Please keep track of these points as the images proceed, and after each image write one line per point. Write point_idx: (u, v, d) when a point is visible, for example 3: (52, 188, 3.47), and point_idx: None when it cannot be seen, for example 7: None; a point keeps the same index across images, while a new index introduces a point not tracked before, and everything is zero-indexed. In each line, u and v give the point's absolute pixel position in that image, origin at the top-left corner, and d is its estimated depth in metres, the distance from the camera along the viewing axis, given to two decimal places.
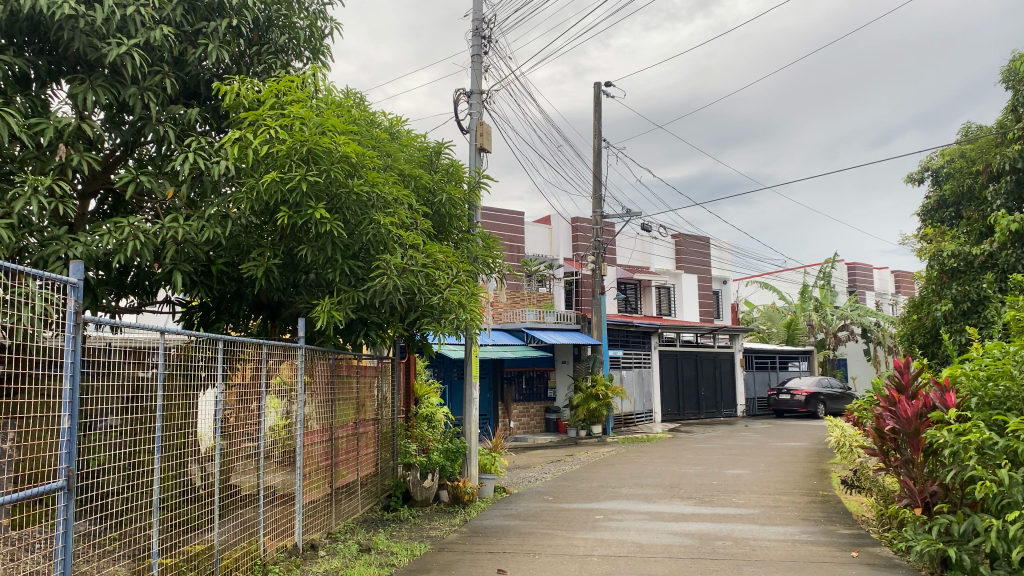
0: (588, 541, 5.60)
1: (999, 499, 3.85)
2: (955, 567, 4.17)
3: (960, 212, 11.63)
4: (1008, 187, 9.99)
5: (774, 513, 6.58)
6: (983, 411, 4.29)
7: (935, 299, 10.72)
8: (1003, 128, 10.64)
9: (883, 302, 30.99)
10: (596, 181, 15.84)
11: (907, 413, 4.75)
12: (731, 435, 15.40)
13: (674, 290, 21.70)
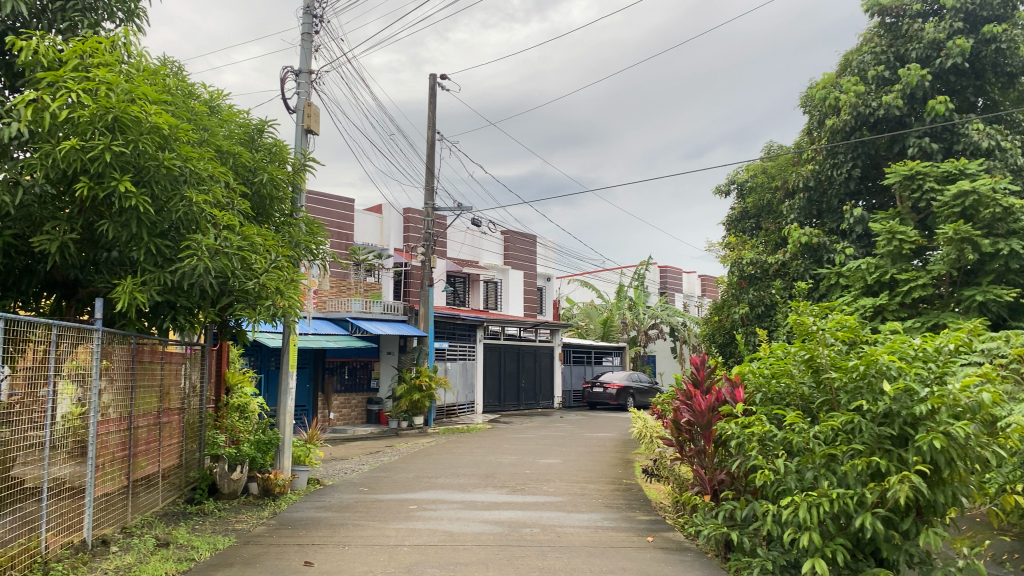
0: (400, 531, 5.60)
1: (775, 487, 4.22)
2: (736, 549, 4.56)
3: (759, 224, 12.66)
4: (800, 204, 11.01)
5: (580, 500, 6.87)
6: (767, 405, 4.66)
7: (734, 303, 11.62)
8: (799, 149, 11.74)
9: (691, 304, 33.14)
10: (427, 172, 15.81)
11: (702, 407, 5.12)
12: (548, 426, 15.94)
13: (502, 285, 22.06)
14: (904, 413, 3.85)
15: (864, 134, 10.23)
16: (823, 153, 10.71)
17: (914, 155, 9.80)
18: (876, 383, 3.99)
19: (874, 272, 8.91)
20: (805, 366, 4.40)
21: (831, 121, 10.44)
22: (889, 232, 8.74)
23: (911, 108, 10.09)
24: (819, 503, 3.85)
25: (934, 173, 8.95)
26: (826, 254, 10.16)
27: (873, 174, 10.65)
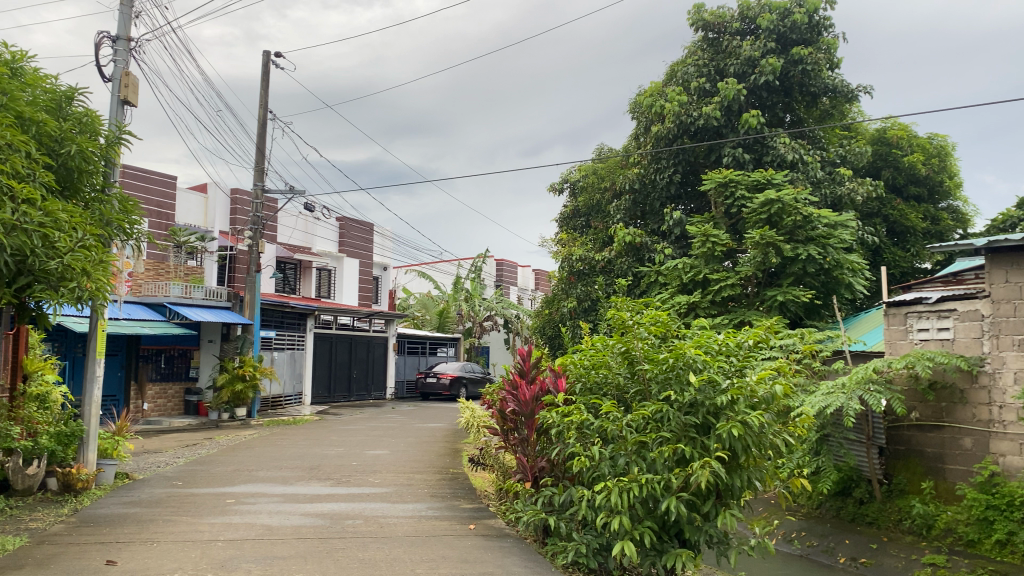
0: (214, 525, 5.39)
1: (591, 473, 4.42)
2: (554, 534, 4.75)
3: (588, 222, 13.15)
4: (626, 205, 11.53)
5: (405, 491, 6.87)
6: (586, 395, 4.85)
7: (564, 297, 11.99)
8: (627, 152, 12.29)
9: (525, 297, 33.87)
10: (257, 153, 15.20)
11: (525, 396, 5.26)
12: (378, 417, 15.79)
13: (334, 273, 21.60)
14: (707, 403, 4.17)
15: (685, 142, 10.85)
16: (648, 158, 11.25)
17: (728, 164, 10.52)
18: (683, 374, 4.27)
19: (689, 272, 9.50)
20: (621, 358, 4.62)
21: (656, 127, 10.99)
22: (703, 234, 9.37)
23: (728, 120, 10.81)
24: (629, 488, 4.07)
25: (745, 181, 9.64)
26: (648, 254, 10.72)
27: (692, 180, 11.32)
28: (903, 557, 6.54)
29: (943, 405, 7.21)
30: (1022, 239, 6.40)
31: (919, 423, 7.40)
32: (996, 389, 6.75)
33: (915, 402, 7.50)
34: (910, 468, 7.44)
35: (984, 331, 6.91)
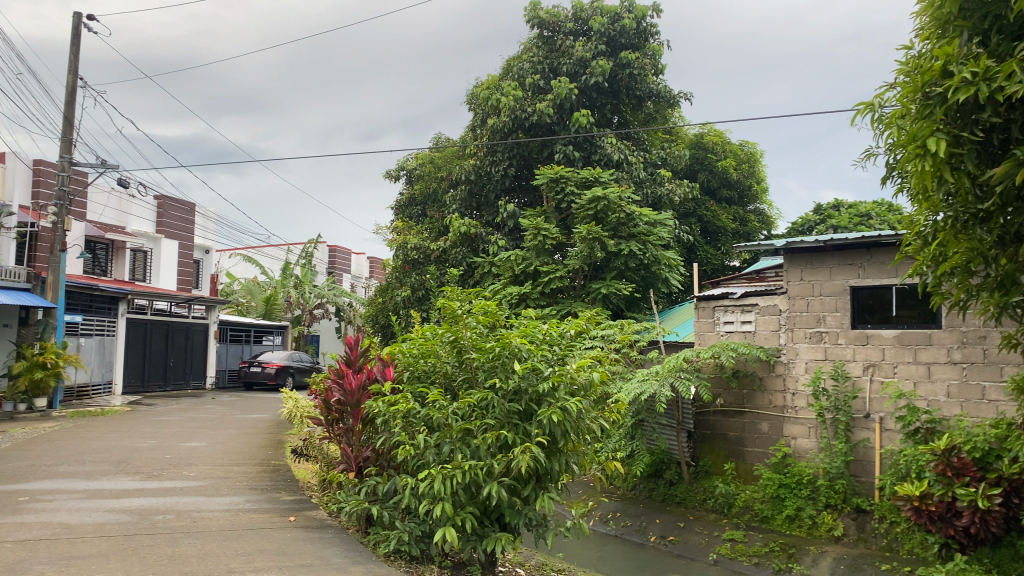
0: (3, 526, 4.93)
1: (415, 461, 4.40)
2: (376, 523, 4.72)
3: (424, 211, 13.13)
4: (462, 196, 11.61)
5: (223, 484, 6.59)
6: (412, 383, 4.78)
7: (397, 286, 11.90)
8: (464, 143, 12.37)
9: (357, 286, 33.32)
10: (65, 122, 14.03)
11: (352, 385, 5.13)
12: (197, 407, 15.03)
13: (151, 255, 20.32)
14: (530, 390, 4.31)
15: (519, 137, 11.07)
16: (484, 150, 11.38)
17: (559, 160, 10.83)
18: (509, 363, 4.38)
19: (520, 263, 9.68)
20: (451, 346, 4.61)
21: (492, 120, 11.14)
22: (535, 228, 9.61)
23: (560, 117, 11.12)
24: (453, 474, 4.11)
25: (574, 178, 9.95)
26: (482, 245, 10.86)
27: (526, 174, 11.55)
28: (706, 534, 6.99)
29: (744, 392, 7.79)
30: (815, 241, 7.02)
31: (724, 409, 7.96)
32: (790, 377, 7.43)
33: (721, 389, 8.04)
34: (715, 451, 8.02)
35: (780, 324, 7.54)
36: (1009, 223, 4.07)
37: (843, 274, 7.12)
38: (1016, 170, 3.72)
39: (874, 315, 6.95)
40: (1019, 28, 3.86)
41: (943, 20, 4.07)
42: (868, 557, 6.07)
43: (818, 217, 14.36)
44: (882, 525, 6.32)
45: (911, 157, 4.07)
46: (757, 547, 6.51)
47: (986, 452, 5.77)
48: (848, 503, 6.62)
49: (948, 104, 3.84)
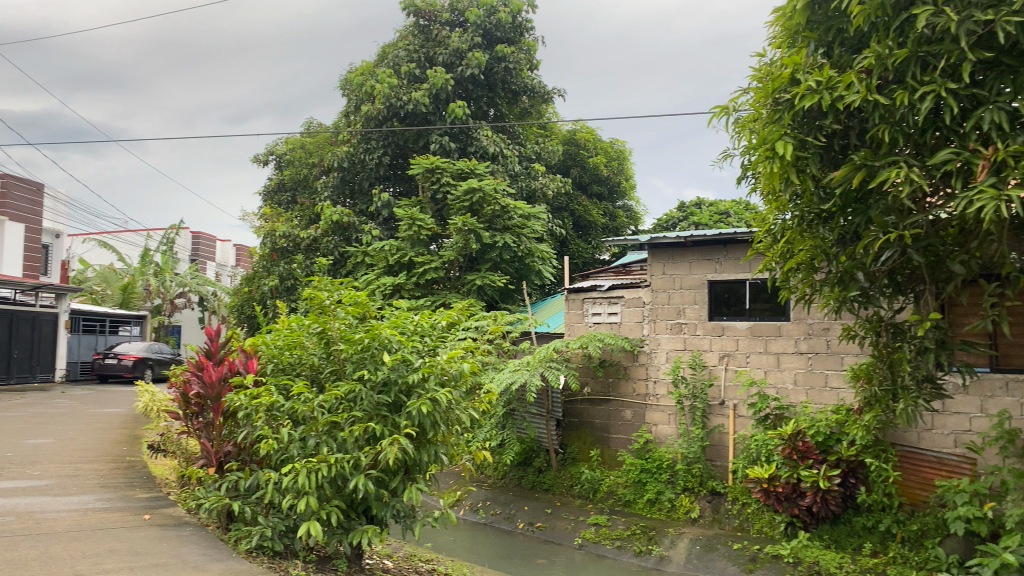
0: None
1: (279, 455, 4.28)
2: (238, 519, 4.60)
3: (294, 198, 12.78)
4: (334, 183, 11.36)
5: (71, 483, 6.21)
6: (277, 376, 4.64)
7: (265, 275, 11.51)
8: (337, 129, 12.13)
9: (224, 275, 32.06)
10: None
11: (212, 377, 4.89)
12: (43, 403, 14.06)
13: None
14: (400, 381, 4.26)
15: (394, 125, 10.95)
16: (357, 137, 11.18)
17: (435, 151, 10.79)
18: (378, 354, 4.32)
19: (395, 253, 9.63)
20: (317, 339, 4.50)
21: (366, 107, 10.97)
22: (410, 218, 9.55)
23: (435, 107, 11.08)
24: (318, 468, 4.05)
25: (450, 169, 9.94)
26: (354, 234, 10.70)
27: (400, 163, 11.42)
28: (572, 520, 7.16)
29: (610, 380, 8.03)
30: (678, 237, 7.30)
31: (591, 397, 8.16)
32: (652, 366, 7.72)
33: (588, 378, 8.24)
34: (581, 438, 8.23)
35: (644, 316, 7.82)
36: (848, 223, 4.40)
37: (701, 269, 7.45)
38: (853, 174, 4.02)
39: (730, 308, 7.32)
40: (858, 41, 4.15)
41: (793, 30, 4.32)
42: (721, 537, 6.40)
43: (682, 213, 14.95)
44: (735, 506, 6.68)
45: (763, 158, 4.31)
46: (620, 531, 6.73)
47: (826, 436, 6.19)
48: (704, 486, 6.96)
49: (795, 110, 4.10)
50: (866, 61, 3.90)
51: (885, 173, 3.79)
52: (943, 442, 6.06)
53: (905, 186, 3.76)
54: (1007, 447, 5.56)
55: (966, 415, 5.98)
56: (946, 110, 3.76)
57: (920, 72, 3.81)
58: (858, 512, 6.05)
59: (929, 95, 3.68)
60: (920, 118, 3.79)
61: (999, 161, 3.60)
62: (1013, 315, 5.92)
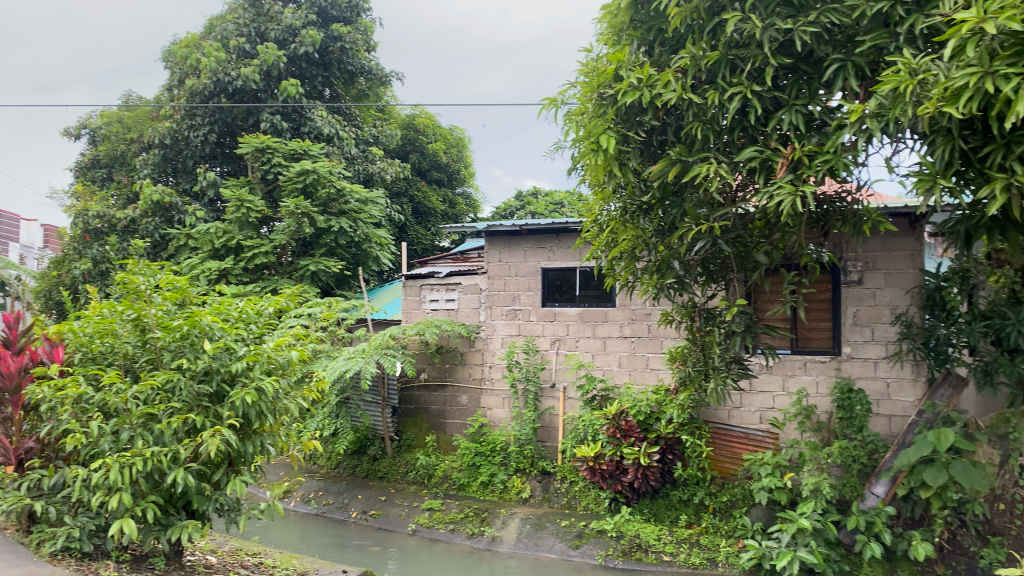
0: None
1: (88, 450, 3.98)
2: (41, 520, 4.26)
3: (111, 175, 11.87)
4: (155, 161, 10.55)
5: None
6: (85, 366, 4.25)
7: (76, 258, 10.51)
8: (158, 103, 11.41)
9: (28, 258, 29.44)
10: None
11: (8, 368, 4.37)
12: None
13: None
14: (223, 370, 4.12)
15: (222, 102, 10.44)
16: (181, 112, 10.49)
17: (266, 130, 10.39)
18: (199, 342, 4.17)
19: (221, 237, 9.14)
20: (132, 326, 4.17)
21: (192, 81, 10.27)
22: (238, 200, 9.13)
23: (266, 84, 10.71)
24: (133, 462, 3.81)
25: (282, 149, 9.59)
26: (178, 215, 10.13)
27: (229, 142, 10.90)
28: (406, 506, 7.15)
29: (447, 366, 8.06)
30: (513, 225, 7.41)
31: (427, 383, 8.15)
32: (488, 351, 7.83)
33: (424, 364, 8.22)
34: (417, 425, 8.20)
35: (481, 302, 7.90)
36: (665, 214, 4.66)
37: (535, 256, 7.62)
38: (670, 168, 4.25)
39: (562, 295, 7.54)
40: (676, 41, 4.36)
41: (618, 28, 4.49)
42: (550, 516, 6.61)
43: (519, 202, 15.26)
44: (564, 485, 6.94)
45: (589, 150, 4.45)
46: (453, 514, 6.80)
47: (647, 414, 6.50)
48: (535, 466, 7.19)
49: (618, 105, 4.25)
50: (683, 61, 4.11)
51: (698, 169, 4.04)
52: (750, 419, 6.60)
53: (715, 180, 4.03)
54: (806, 422, 6.09)
55: (769, 393, 6.52)
56: (751, 110, 4.05)
57: (730, 74, 4.07)
58: (675, 486, 6.46)
59: (737, 96, 3.94)
60: (729, 117, 4.06)
61: (795, 160, 3.93)
62: (811, 301, 6.51)
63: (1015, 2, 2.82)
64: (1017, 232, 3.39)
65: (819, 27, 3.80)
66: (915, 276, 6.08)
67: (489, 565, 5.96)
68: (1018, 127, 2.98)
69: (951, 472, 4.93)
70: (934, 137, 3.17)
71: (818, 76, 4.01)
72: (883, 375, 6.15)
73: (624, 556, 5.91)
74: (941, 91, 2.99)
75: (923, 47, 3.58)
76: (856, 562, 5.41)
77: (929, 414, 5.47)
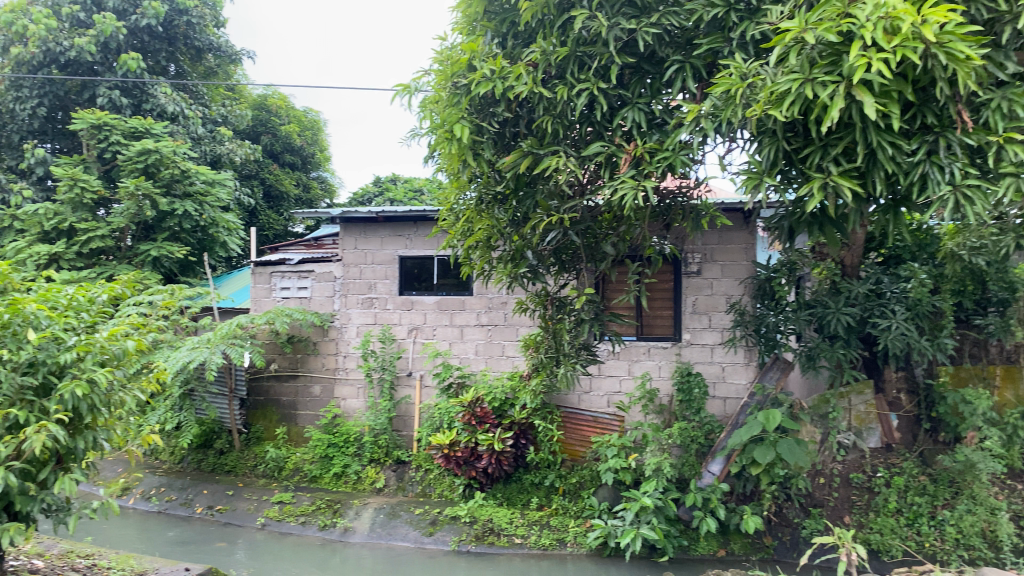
0: None
1: None
2: None
3: None
4: None
5: None
6: None
7: None
8: None
9: None
10: None
11: None
12: None
13: None
14: (50, 361, 3.83)
15: (53, 73, 9.68)
16: (5, 83, 9.67)
17: (103, 106, 9.74)
18: (22, 332, 3.82)
19: (51, 219, 8.48)
20: None
21: (17, 49, 9.51)
22: (70, 179, 8.51)
23: (103, 57, 10.04)
24: None
25: (120, 127, 8.97)
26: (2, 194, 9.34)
27: (61, 116, 10.13)
28: (255, 500, 6.93)
29: (298, 356, 7.87)
30: (369, 213, 7.29)
31: (278, 374, 7.92)
32: (342, 341, 7.70)
33: (274, 354, 7.99)
34: (267, 416, 7.95)
35: (335, 290, 7.71)
36: (519, 205, 4.75)
37: (391, 244, 7.55)
38: (521, 159, 4.34)
39: (420, 283, 7.56)
40: (528, 35, 4.43)
41: (472, 18, 4.51)
42: (405, 504, 6.60)
43: (377, 188, 15.07)
44: (418, 473, 6.97)
45: (443, 139, 4.45)
46: (305, 507, 6.66)
47: (502, 401, 6.61)
48: (389, 456, 7.16)
49: (471, 95, 4.27)
50: (533, 54, 4.19)
51: (548, 161, 4.14)
52: (599, 403, 6.83)
53: (564, 173, 4.14)
54: (649, 405, 6.34)
55: (616, 378, 6.78)
56: (598, 106, 4.19)
57: (578, 70, 4.19)
58: (527, 470, 6.61)
59: (584, 92, 4.07)
60: (577, 112, 4.18)
61: (637, 156, 4.10)
62: (654, 291, 6.82)
63: (830, 15, 3.07)
64: (833, 229, 3.67)
65: (660, 28, 3.97)
66: (748, 267, 6.49)
67: (341, 556, 5.90)
68: (833, 131, 3.23)
69: (777, 449, 5.30)
70: (761, 138, 3.38)
71: (660, 76, 4.20)
72: (719, 360, 6.54)
73: (477, 540, 5.99)
74: (766, 95, 3.20)
75: (754, 53, 3.82)
76: (693, 536, 5.74)
77: (758, 396, 5.87)
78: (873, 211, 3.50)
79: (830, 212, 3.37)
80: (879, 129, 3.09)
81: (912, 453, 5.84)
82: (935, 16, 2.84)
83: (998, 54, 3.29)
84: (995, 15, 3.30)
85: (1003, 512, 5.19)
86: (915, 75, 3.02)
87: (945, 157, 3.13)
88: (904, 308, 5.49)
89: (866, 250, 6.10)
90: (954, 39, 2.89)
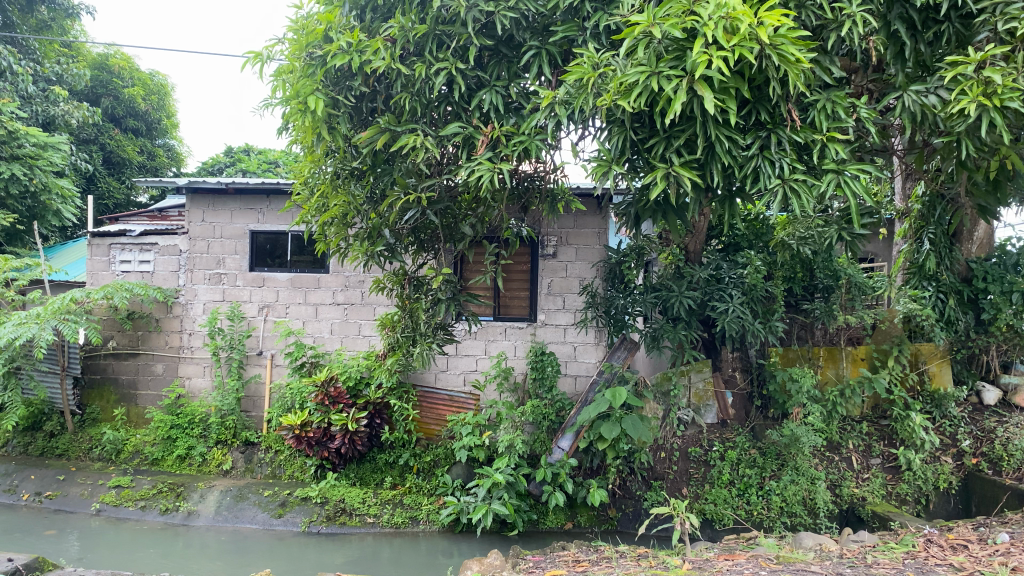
0: None
1: None
2: None
3: None
4: None
5: None
6: None
7: None
8: None
9: None
10: None
11: None
12: None
13: None
14: None
15: None
16: None
17: None
18: None
19: None
20: None
21: None
22: None
23: None
24: None
25: None
26: None
27: None
28: (88, 484, 6.53)
29: (139, 333, 7.45)
30: (218, 183, 6.97)
31: (115, 352, 7.48)
32: (187, 318, 7.37)
33: (113, 331, 7.53)
34: (103, 397, 7.52)
35: (180, 265, 7.35)
36: (376, 182, 4.70)
37: (242, 218, 7.27)
38: (378, 136, 4.29)
39: (273, 259, 7.35)
40: (387, 9, 4.37)
41: None
42: (253, 486, 6.42)
43: (229, 159, 14.49)
44: (268, 455, 6.81)
45: (297, 111, 4.32)
46: (144, 490, 6.35)
47: (356, 380, 6.53)
48: (237, 437, 6.93)
49: (327, 67, 4.16)
50: (392, 30, 4.14)
51: (406, 139, 4.11)
52: (455, 381, 6.90)
53: (422, 152, 4.13)
54: (503, 383, 6.45)
55: (473, 357, 6.85)
56: (456, 86, 4.20)
57: (436, 49, 4.20)
58: (381, 449, 6.57)
59: (442, 71, 4.07)
60: (435, 91, 4.17)
61: (494, 139, 4.16)
62: (511, 272, 6.93)
63: (676, 12, 3.20)
64: (675, 217, 3.86)
65: (518, 13, 4.02)
66: (600, 251, 6.71)
67: (184, 540, 5.68)
68: (676, 123, 3.39)
69: (623, 425, 5.55)
70: (611, 126, 3.50)
71: (517, 59, 4.26)
72: (572, 340, 6.74)
73: (328, 521, 5.94)
74: (616, 86, 3.31)
75: (606, 43, 3.94)
76: (542, 510, 5.93)
77: (606, 374, 6.10)
78: (711, 200, 3.71)
79: (673, 200, 3.54)
80: (718, 124, 3.27)
81: (744, 428, 6.25)
82: (769, 20, 3.04)
83: (824, 59, 3.56)
84: (823, 22, 3.57)
85: (821, 481, 5.69)
86: (751, 74, 3.21)
87: (775, 152, 3.36)
88: (740, 293, 5.86)
89: (708, 238, 6.45)
90: (786, 42, 3.10)
